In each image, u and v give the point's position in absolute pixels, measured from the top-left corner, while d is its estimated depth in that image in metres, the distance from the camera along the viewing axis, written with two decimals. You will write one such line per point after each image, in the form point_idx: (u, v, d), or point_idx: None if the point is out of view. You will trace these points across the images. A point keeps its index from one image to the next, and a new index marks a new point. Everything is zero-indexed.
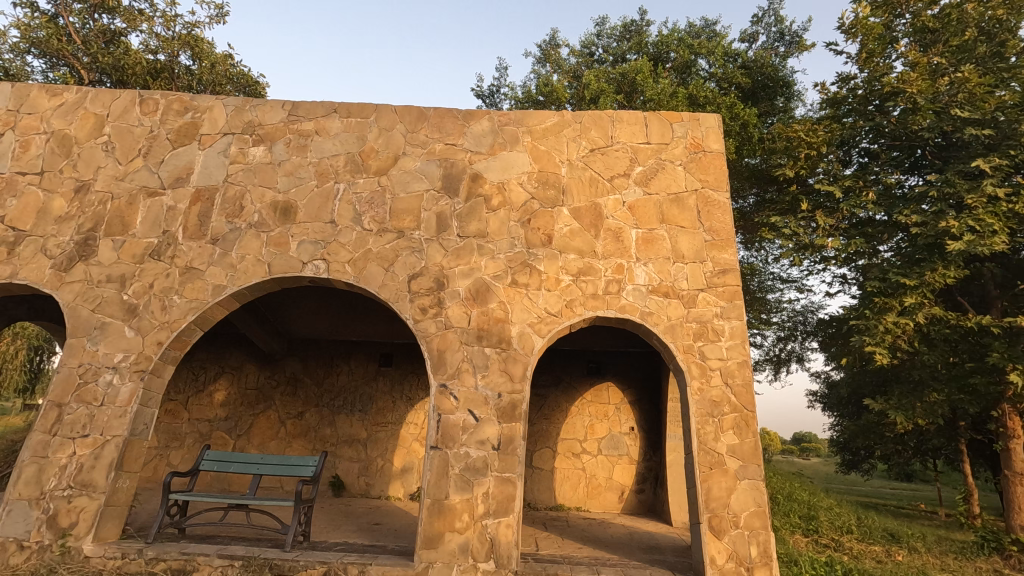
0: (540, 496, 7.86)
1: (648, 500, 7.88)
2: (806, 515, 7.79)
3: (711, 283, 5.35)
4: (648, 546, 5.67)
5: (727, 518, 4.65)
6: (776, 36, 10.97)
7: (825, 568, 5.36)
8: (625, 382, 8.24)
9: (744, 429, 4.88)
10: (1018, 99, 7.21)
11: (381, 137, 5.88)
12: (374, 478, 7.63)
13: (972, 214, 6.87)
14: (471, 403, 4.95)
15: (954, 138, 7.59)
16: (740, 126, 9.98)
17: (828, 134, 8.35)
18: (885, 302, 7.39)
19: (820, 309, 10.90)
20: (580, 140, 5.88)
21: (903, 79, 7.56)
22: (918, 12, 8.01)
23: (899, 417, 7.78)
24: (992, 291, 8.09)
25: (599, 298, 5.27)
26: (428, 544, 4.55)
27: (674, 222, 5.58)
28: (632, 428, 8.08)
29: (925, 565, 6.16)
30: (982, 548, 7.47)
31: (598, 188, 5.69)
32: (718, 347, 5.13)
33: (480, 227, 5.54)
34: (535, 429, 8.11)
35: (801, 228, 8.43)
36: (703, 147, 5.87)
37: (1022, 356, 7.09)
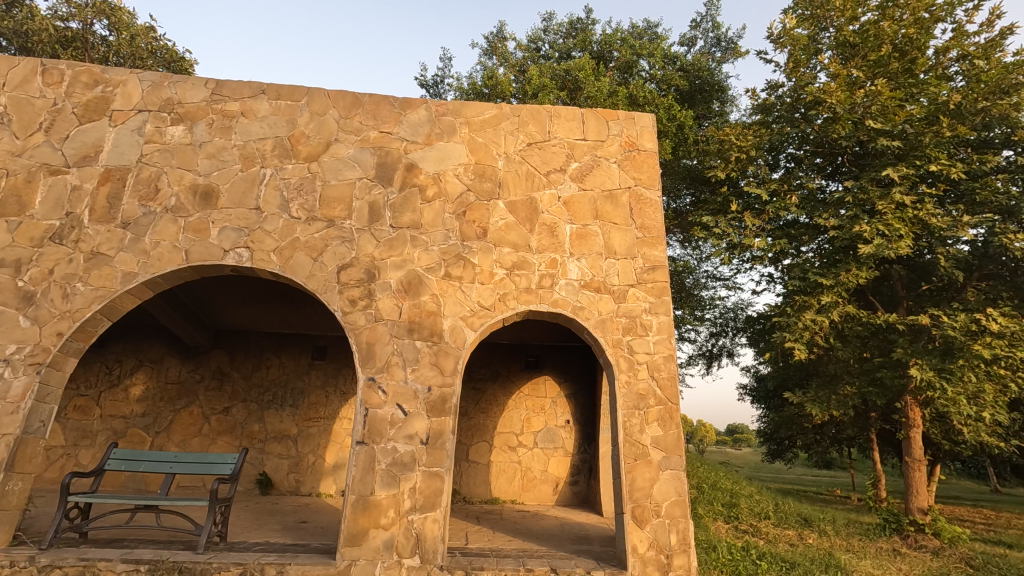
0: (475, 490, 7.85)
1: (582, 491, 8.03)
2: (728, 503, 8.16)
3: (640, 279, 5.48)
4: (577, 537, 5.78)
5: (649, 508, 4.79)
6: (713, 41, 11.34)
7: (741, 552, 5.62)
8: (562, 375, 8.33)
9: (668, 422, 5.03)
10: (925, 113, 7.71)
11: (312, 122, 5.64)
12: (304, 475, 7.40)
13: (882, 219, 7.35)
14: (399, 397, 4.86)
15: (869, 147, 8.08)
16: (677, 127, 10.27)
17: (757, 139, 8.77)
18: (805, 301, 7.84)
19: (749, 306, 11.41)
20: (517, 134, 5.85)
21: (824, 90, 7.99)
22: (840, 27, 8.44)
23: (814, 409, 8.36)
24: (900, 292, 8.71)
25: (531, 292, 5.29)
26: (351, 541, 4.44)
27: (607, 218, 5.67)
28: (567, 421, 8.19)
29: (832, 546, 6.59)
30: (884, 529, 8.15)
31: (534, 182, 5.70)
32: (646, 341, 5.26)
33: (413, 218, 5.43)
34: (471, 422, 8.08)
35: (731, 228, 8.82)
36: (637, 146, 5.99)
37: (923, 352, 7.63)
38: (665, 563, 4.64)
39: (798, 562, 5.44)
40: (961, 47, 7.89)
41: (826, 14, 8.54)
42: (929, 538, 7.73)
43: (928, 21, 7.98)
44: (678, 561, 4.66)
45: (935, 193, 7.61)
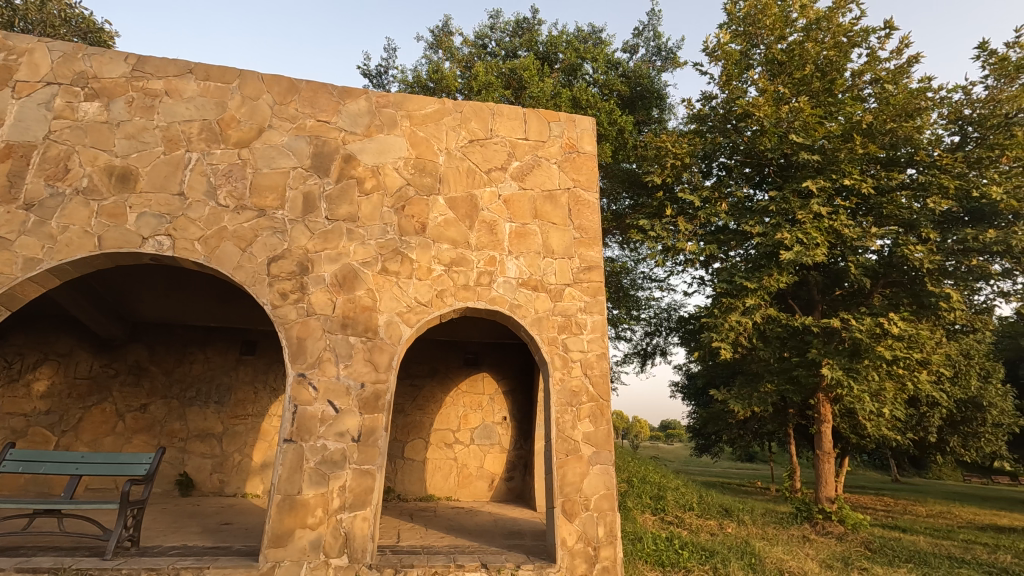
0: (410, 487, 7.78)
1: (516, 487, 8.14)
2: (656, 496, 8.50)
3: (577, 278, 5.60)
4: (509, 532, 5.85)
5: (579, 501, 4.92)
6: (654, 50, 11.72)
7: (665, 543, 5.87)
8: (500, 372, 8.39)
9: (599, 418, 5.18)
10: (842, 129, 8.28)
11: (244, 106, 5.38)
12: (228, 475, 7.09)
13: (801, 228, 7.86)
14: (331, 393, 4.74)
15: (792, 160, 8.60)
16: (617, 131, 10.55)
17: (691, 147, 9.18)
18: (731, 303, 8.28)
19: (681, 307, 11.89)
20: (460, 130, 5.83)
21: (753, 103, 8.44)
22: (769, 45, 8.94)
23: (737, 406, 8.89)
24: (816, 296, 9.35)
25: (469, 289, 5.29)
26: (276, 542, 4.30)
27: (546, 218, 5.75)
28: (504, 418, 8.27)
29: (748, 534, 7.01)
30: (797, 517, 8.77)
31: (475, 179, 5.70)
32: (580, 339, 5.39)
33: (350, 211, 5.30)
34: (408, 419, 7.98)
35: (666, 231, 9.18)
36: (577, 148, 6.11)
37: (833, 352, 8.22)
38: (592, 555, 4.78)
39: (717, 550, 5.75)
40: (874, 72, 8.54)
41: (757, 31, 9.02)
42: (835, 524, 8.35)
43: (846, 46, 8.57)
44: (605, 552, 4.81)
45: (848, 206, 8.19)
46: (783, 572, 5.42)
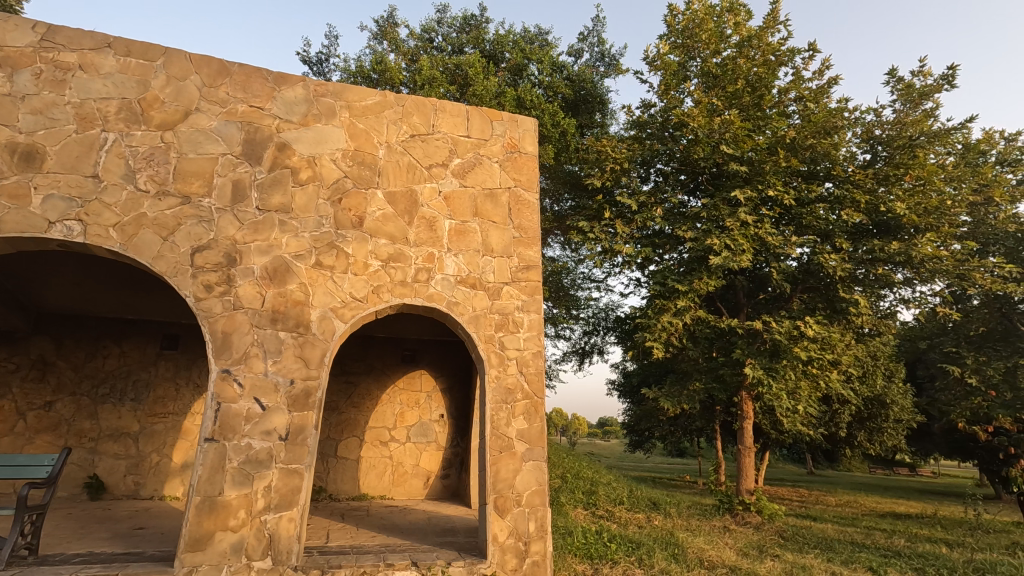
0: (343, 486, 7.61)
1: (452, 484, 8.14)
2: (588, 491, 8.73)
3: (515, 277, 5.66)
4: (442, 530, 5.84)
5: (511, 497, 4.98)
6: (598, 55, 11.97)
7: (594, 536, 6.05)
8: (438, 369, 8.35)
9: (533, 415, 5.26)
10: (769, 142, 8.76)
11: (169, 87, 5.06)
12: (145, 477, 6.69)
13: (729, 234, 8.27)
14: (257, 390, 4.56)
15: (723, 170, 9.03)
16: (560, 133, 10.72)
17: (630, 153, 9.49)
18: (664, 304, 8.62)
19: (618, 307, 12.22)
20: (401, 124, 5.73)
21: (689, 113, 8.80)
22: (705, 58, 9.34)
23: (667, 403, 9.26)
24: (742, 300, 9.88)
25: (406, 285, 5.24)
26: (194, 546, 4.10)
27: (486, 217, 5.78)
28: (442, 415, 8.24)
29: (673, 526, 7.33)
30: (720, 509, 9.24)
31: (415, 174, 5.63)
32: (517, 337, 5.45)
33: (283, 201, 5.12)
34: (342, 417, 7.79)
35: (605, 234, 9.43)
36: (519, 148, 6.17)
37: (756, 353, 8.71)
38: (523, 551, 4.86)
39: (643, 542, 5.98)
40: (798, 90, 9.09)
41: (694, 45, 9.40)
42: (753, 515, 8.88)
43: (774, 64, 9.08)
44: (535, 547, 4.90)
45: (772, 215, 8.69)
46: (703, 561, 5.71)
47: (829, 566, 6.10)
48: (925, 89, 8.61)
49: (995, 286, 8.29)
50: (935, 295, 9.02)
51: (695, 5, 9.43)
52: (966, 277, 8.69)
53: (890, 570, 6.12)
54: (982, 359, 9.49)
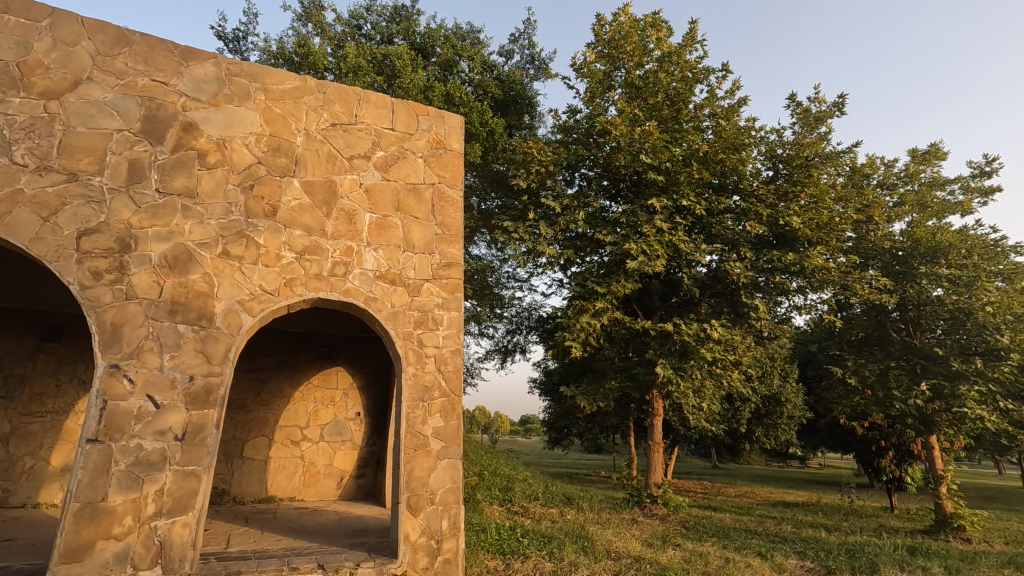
0: (248, 489, 7.24)
1: (367, 484, 7.99)
2: (504, 487, 8.85)
3: (436, 274, 5.63)
4: (353, 531, 5.69)
5: (424, 496, 4.96)
6: (528, 58, 12.12)
7: (507, 532, 6.15)
8: (355, 366, 8.14)
9: (449, 413, 5.27)
10: (685, 155, 9.24)
11: (56, 51, 4.51)
12: (15, 484, 6.00)
13: (646, 240, 8.63)
14: (151, 386, 4.23)
15: (642, 178, 9.43)
16: (488, 132, 10.73)
17: (555, 156, 9.73)
18: (583, 306, 8.88)
19: (541, 307, 12.43)
20: (321, 111, 5.51)
21: (612, 121, 9.13)
22: (629, 70, 9.74)
23: (584, 401, 9.60)
24: (656, 303, 10.41)
25: (322, 279, 5.05)
26: (69, 558, 3.74)
27: (408, 212, 5.69)
28: (358, 414, 8.05)
29: (585, 520, 7.58)
30: (630, 503, 9.64)
31: (335, 165, 5.44)
32: (435, 335, 5.43)
33: (188, 185, 4.77)
34: (250, 416, 7.38)
35: (530, 234, 9.59)
36: (444, 145, 6.14)
37: (667, 353, 9.17)
38: (435, 549, 4.86)
39: (554, 537, 6.15)
40: (711, 107, 9.67)
41: (620, 56, 9.74)
42: (660, 506, 9.38)
43: (691, 80, 9.58)
44: (447, 544, 4.91)
45: (685, 223, 9.17)
46: (611, 552, 5.95)
47: (724, 552, 6.56)
48: (820, 114, 9.42)
49: (872, 296, 9.24)
50: (823, 303, 9.89)
51: (621, 18, 9.78)
52: (850, 287, 9.59)
53: (777, 553, 6.67)
54: (860, 361, 10.53)
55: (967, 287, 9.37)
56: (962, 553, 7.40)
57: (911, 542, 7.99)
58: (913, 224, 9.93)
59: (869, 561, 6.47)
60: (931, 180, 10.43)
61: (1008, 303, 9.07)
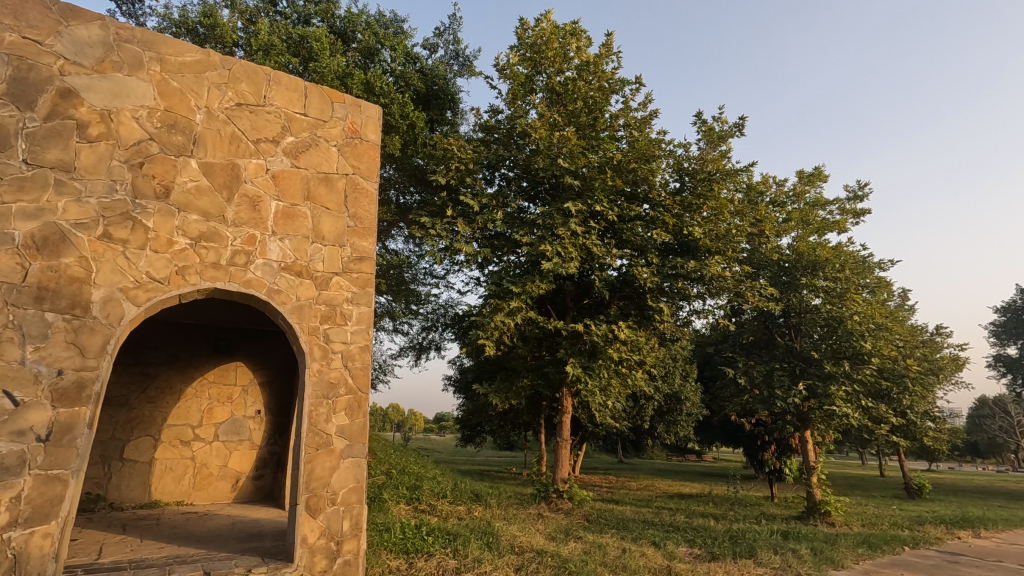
0: (128, 494, 6.64)
1: (265, 485, 7.64)
2: (412, 485, 8.75)
3: (346, 268, 5.47)
4: (247, 535, 5.40)
5: (325, 496, 4.79)
6: (452, 54, 12.04)
7: (412, 530, 6.10)
8: (257, 362, 7.73)
9: (355, 410, 5.14)
10: (601, 162, 9.60)
11: None
12: None
13: (561, 243, 8.84)
14: (10, 381, 3.77)
15: (560, 181, 9.70)
16: (408, 125, 10.55)
17: (476, 155, 9.75)
18: (498, 305, 8.97)
19: (457, 304, 12.41)
20: (225, 89, 5.13)
21: (532, 124, 9.31)
22: (550, 75, 9.96)
23: (496, 399, 9.92)
24: (569, 304, 10.75)
25: (219, 268, 4.74)
26: None
27: (319, 201, 5.47)
28: (258, 411, 7.67)
29: (491, 516, 7.69)
30: (537, 498, 9.88)
31: (239, 147, 5.11)
32: (343, 330, 5.27)
33: (64, 158, 4.26)
34: (133, 414, 6.75)
35: (447, 231, 9.55)
36: (360, 135, 5.96)
37: (577, 353, 9.49)
38: (334, 550, 4.73)
39: (460, 533, 6.19)
40: (626, 118, 10.10)
41: (541, 61, 9.96)
42: (565, 501, 9.70)
43: (609, 90, 9.95)
44: (347, 546, 4.81)
45: (599, 228, 9.50)
46: (514, 547, 6.08)
47: (622, 543, 6.89)
48: (722, 133, 10.11)
49: (761, 303, 10.06)
50: (719, 308, 10.64)
51: (543, 23, 9.98)
52: (743, 295, 10.38)
53: (669, 542, 7.11)
54: (749, 363, 11.43)
55: (840, 297, 10.47)
56: (826, 536, 8.27)
57: (785, 527, 8.81)
58: (797, 239, 10.94)
59: (749, 546, 7.06)
60: (814, 201, 11.54)
61: (872, 313, 10.25)
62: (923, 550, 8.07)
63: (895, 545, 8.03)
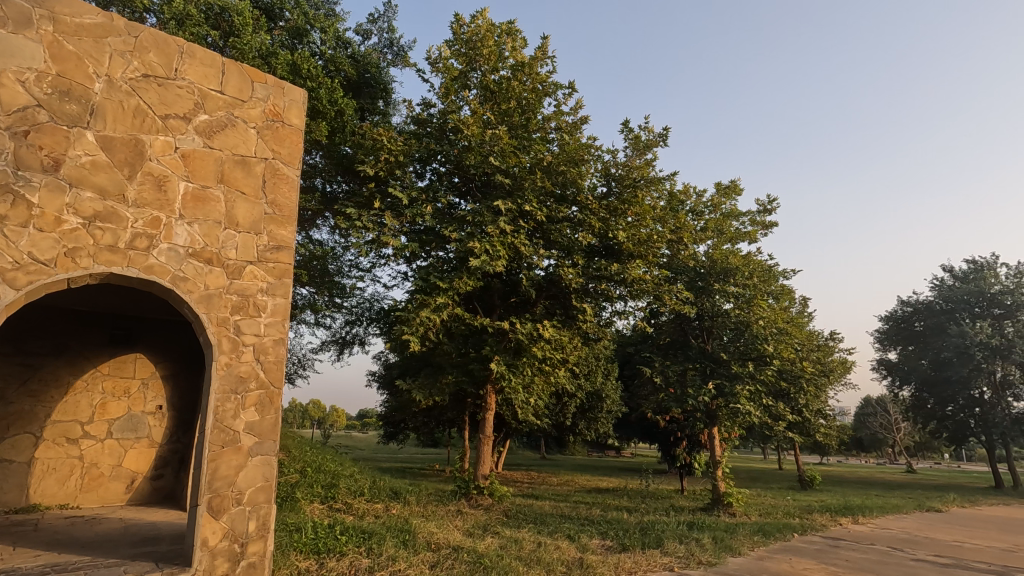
0: (2, 498, 5.94)
1: (165, 486, 7.19)
2: (328, 484, 8.48)
3: (262, 257, 5.22)
4: (141, 539, 5.03)
5: (229, 496, 4.55)
6: (386, 42, 11.76)
7: (325, 530, 5.92)
8: (159, 354, 7.22)
9: (266, 406, 4.92)
10: (532, 163, 9.72)
11: None
12: None
13: (490, 240, 8.86)
14: None
15: (492, 179, 9.72)
16: (336, 112, 10.23)
17: (407, 148, 9.61)
18: (424, 300, 8.87)
19: (383, 298, 12.15)
20: (130, 57, 4.72)
21: (464, 121, 9.29)
22: (484, 73, 9.97)
23: (419, 395, 9.82)
24: (495, 301, 10.83)
25: (117, 252, 4.37)
26: None
27: (233, 185, 5.18)
28: (159, 407, 7.17)
29: (409, 514, 7.60)
30: (457, 494, 9.86)
31: (145, 122, 4.73)
32: (256, 322, 5.02)
33: None
34: (9, 409, 6.01)
35: (373, 223, 9.32)
36: (282, 119, 5.69)
37: (502, 350, 9.57)
38: (238, 553, 4.50)
39: (375, 532, 6.08)
40: (558, 121, 10.29)
41: (476, 57, 9.95)
42: (485, 496, 9.77)
43: (542, 92, 10.09)
44: (252, 548, 4.60)
45: (527, 227, 9.61)
46: (430, 544, 6.05)
47: (537, 537, 7.03)
48: (648, 142, 10.53)
49: (678, 306, 10.59)
50: (639, 310, 11.09)
51: (478, 20, 9.97)
52: (662, 298, 10.86)
53: (583, 535, 7.34)
54: (665, 363, 12.01)
55: (748, 303, 11.22)
56: (727, 525, 8.84)
57: (691, 518, 9.34)
58: (712, 247, 11.60)
59: (657, 537, 7.43)
60: (729, 211, 12.27)
61: (775, 319, 11.05)
62: (810, 536, 8.83)
63: (785, 533, 8.72)
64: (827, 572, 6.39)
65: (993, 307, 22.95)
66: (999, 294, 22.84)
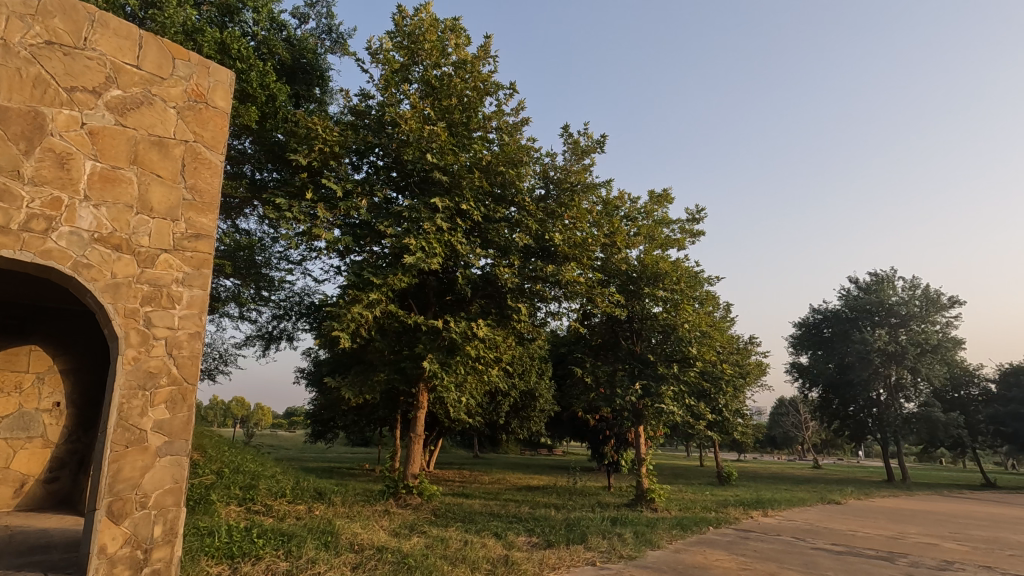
0: None
1: (60, 490, 6.67)
2: (246, 485, 8.11)
3: (178, 245, 4.91)
4: (28, 548, 4.61)
5: (132, 500, 4.26)
6: (324, 28, 11.39)
7: (240, 534, 5.65)
8: (58, 347, 6.64)
9: (178, 404, 4.64)
10: (472, 161, 9.67)
11: None
12: None
13: (426, 238, 8.76)
14: None
15: (430, 175, 9.58)
16: (267, 97, 9.81)
17: (343, 139, 9.34)
18: (356, 296, 8.64)
19: (314, 293, 11.73)
20: (31, 22, 4.31)
21: (402, 115, 9.20)
22: (426, 68, 9.85)
23: (348, 393, 9.59)
24: (431, 299, 10.78)
25: (9, 234, 3.98)
26: None
27: (149, 167, 4.84)
28: (56, 404, 6.58)
29: (333, 515, 7.39)
30: (385, 494, 9.69)
31: (46, 94, 4.34)
32: (169, 314, 4.72)
33: None
34: None
35: (304, 214, 8.99)
36: (206, 100, 5.37)
37: (435, 348, 9.48)
38: (140, 560, 4.23)
39: (295, 535, 5.85)
40: (498, 121, 10.33)
41: (418, 51, 9.80)
42: (414, 496, 9.65)
43: (484, 92, 10.09)
44: (157, 554, 4.34)
45: (465, 226, 9.57)
46: (353, 546, 5.90)
47: (464, 535, 7.02)
48: (586, 148, 10.77)
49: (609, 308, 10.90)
50: (573, 312, 11.30)
51: (422, 14, 9.85)
52: (594, 300, 11.14)
53: (510, 533, 7.41)
54: (596, 364, 12.33)
55: (675, 307, 11.69)
56: (649, 520, 9.21)
57: (615, 514, 9.65)
58: (644, 253, 11.97)
59: (582, 533, 7.62)
60: (660, 219, 12.77)
61: (699, 322, 11.59)
62: (724, 529, 9.34)
63: (702, 526, 9.19)
64: (736, 562, 6.80)
65: (890, 316, 25.15)
66: (896, 305, 25.04)
